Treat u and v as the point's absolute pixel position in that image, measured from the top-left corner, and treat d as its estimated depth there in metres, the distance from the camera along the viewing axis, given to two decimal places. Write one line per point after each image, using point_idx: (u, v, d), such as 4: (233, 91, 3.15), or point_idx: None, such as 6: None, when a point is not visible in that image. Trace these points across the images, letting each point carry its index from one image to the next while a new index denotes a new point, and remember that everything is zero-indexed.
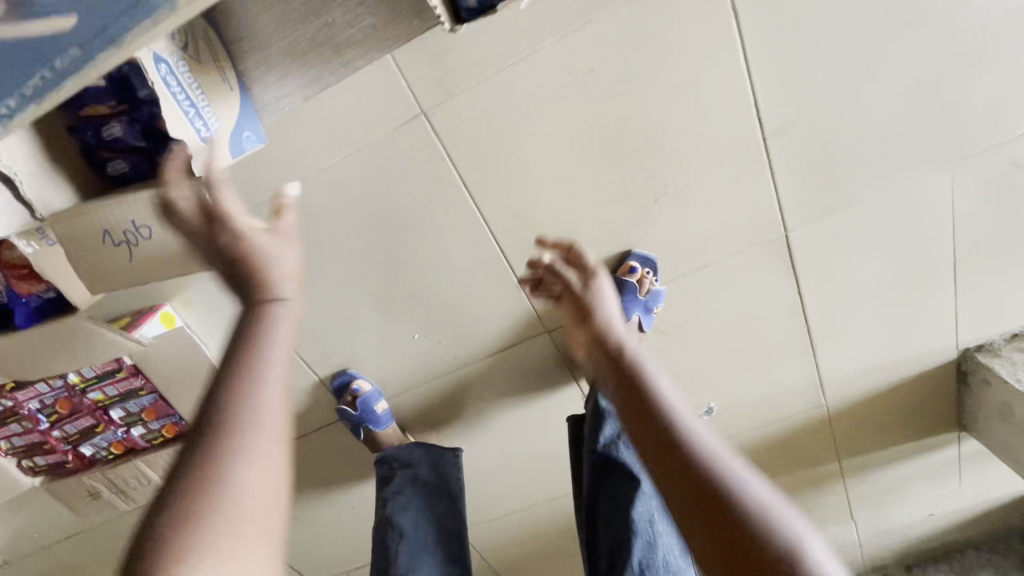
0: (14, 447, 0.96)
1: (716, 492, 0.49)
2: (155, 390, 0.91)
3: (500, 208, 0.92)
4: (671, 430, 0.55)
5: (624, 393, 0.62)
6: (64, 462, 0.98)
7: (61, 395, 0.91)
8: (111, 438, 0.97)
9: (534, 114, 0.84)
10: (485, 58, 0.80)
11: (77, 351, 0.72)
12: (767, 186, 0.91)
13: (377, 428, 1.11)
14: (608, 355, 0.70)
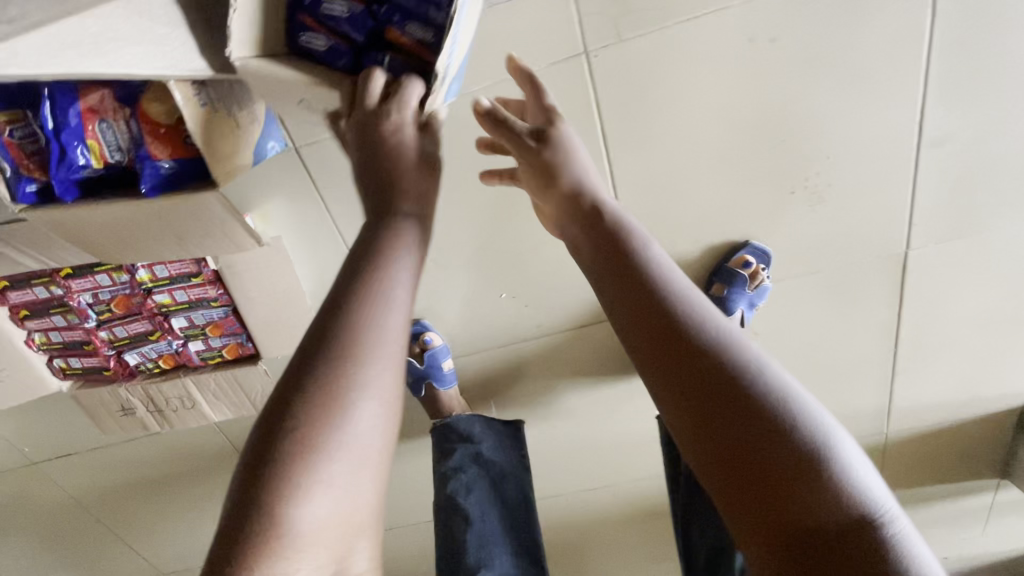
0: (51, 343, 0.86)
1: (727, 382, 0.48)
2: (230, 303, 0.82)
3: (632, 171, 0.87)
4: (672, 315, 0.52)
5: (641, 318, 0.53)
6: (103, 368, 0.88)
7: (120, 292, 0.81)
8: (162, 350, 0.87)
9: (700, 77, 0.80)
10: (667, 6, 0.75)
11: (187, 235, 0.62)
12: (905, 197, 0.89)
13: (441, 385, 1.05)
14: (607, 262, 0.58)
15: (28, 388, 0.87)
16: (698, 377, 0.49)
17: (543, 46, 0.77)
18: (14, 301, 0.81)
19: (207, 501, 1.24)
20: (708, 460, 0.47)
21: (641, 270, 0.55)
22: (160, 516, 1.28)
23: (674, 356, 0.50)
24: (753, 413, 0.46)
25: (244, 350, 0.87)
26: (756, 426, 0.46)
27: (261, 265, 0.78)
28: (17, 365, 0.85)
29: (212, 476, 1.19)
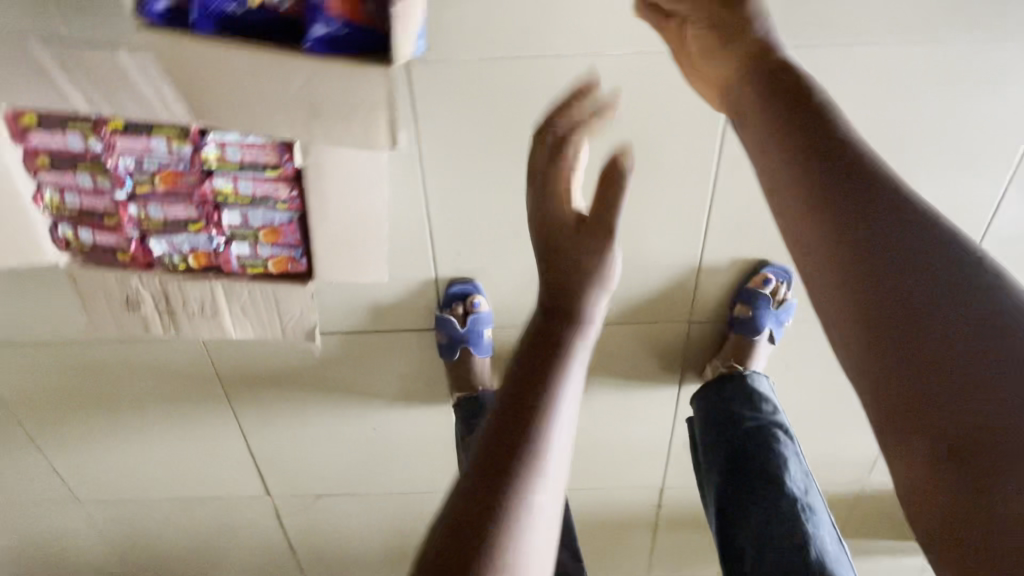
0: (64, 206, 0.72)
1: (932, 275, 0.42)
2: (299, 210, 0.73)
3: (735, 179, 0.86)
4: (876, 192, 0.47)
5: (830, 211, 0.48)
6: (117, 250, 0.76)
7: (173, 166, 0.70)
8: (197, 246, 0.76)
9: (829, 104, 0.80)
10: (823, 25, 0.75)
11: (323, 111, 0.54)
12: None
13: (476, 352, 1.02)
14: (798, 149, 0.51)
15: (20, 253, 0.73)
16: (902, 273, 0.43)
17: None
18: (36, 144, 0.68)
19: (178, 418, 1.14)
20: (893, 374, 0.42)
21: (838, 137, 0.51)
22: (115, 426, 1.15)
23: (869, 254, 0.45)
24: (959, 315, 0.41)
25: (294, 267, 0.78)
26: (955, 322, 0.41)
27: (350, 177, 0.70)
28: (16, 223, 0.71)
29: (194, 392, 1.10)
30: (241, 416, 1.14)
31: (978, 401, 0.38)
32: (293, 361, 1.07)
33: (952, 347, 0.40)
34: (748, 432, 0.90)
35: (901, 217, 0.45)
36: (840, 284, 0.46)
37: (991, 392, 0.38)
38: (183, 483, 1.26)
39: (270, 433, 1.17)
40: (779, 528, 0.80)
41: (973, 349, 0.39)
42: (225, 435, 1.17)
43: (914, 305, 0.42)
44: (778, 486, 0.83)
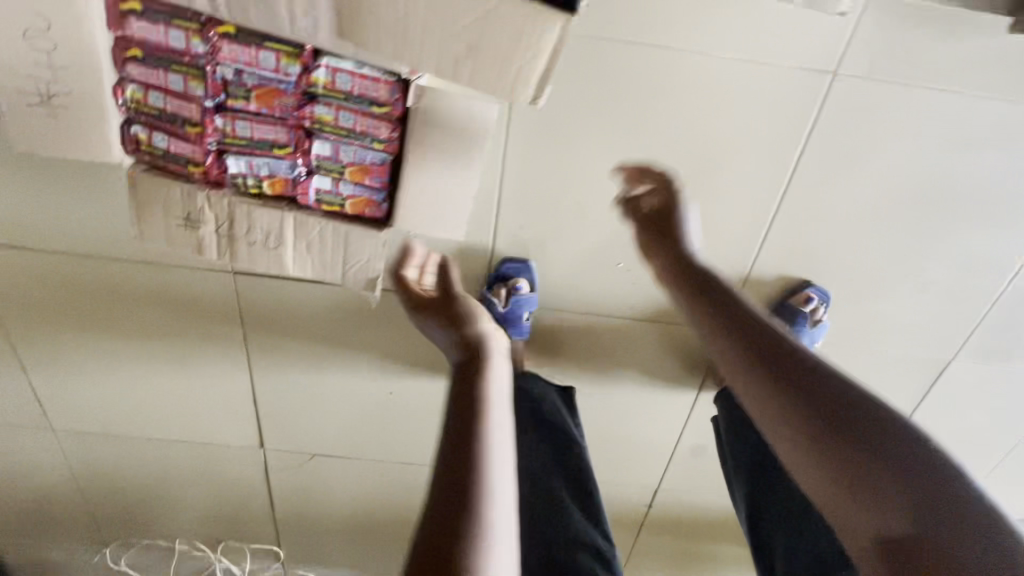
0: (145, 105, 0.68)
1: (844, 433, 0.57)
2: (394, 152, 0.72)
3: (800, 199, 0.90)
4: (787, 377, 0.64)
5: (763, 389, 0.65)
6: (188, 162, 0.71)
7: (275, 84, 0.67)
8: (276, 171, 0.72)
9: (901, 143, 0.85)
10: (917, 68, 0.78)
11: (482, 48, 0.52)
12: (977, 313, 1.01)
13: (513, 334, 1.00)
14: (705, 315, 0.77)
15: (85, 148, 0.68)
16: (804, 405, 0.61)
17: (801, 48, 0.78)
18: (131, 32, 0.64)
19: (185, 355, 1.08)
20: (842, 504, 0.56)
21: (754, 339, 0.70)
22: (112, 356, 1.08)
23: (804, 414, 0.61)
24: (869, 458, 0.55)
25: (372, 211, 0.76)
26: (872, 467, 0.54)
27: (453, 127, 0.69)
28: (88, 112, 0.66)
29: (210, 329, 1.05)
30: (254, 362, 1.10)
31: (881, 486, 0.53)
32: (324, 312, 1.04)
33: (844, 454, 0.56)
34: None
35: (803, 377, 0.63)
36: (763, 402, 0.65)
37: (882, 484, 0.53)
38: (172, 425, 1.19)
39: (280, 383, 1.13)
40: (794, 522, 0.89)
41: (885, 486, 0.53)
42: (231, 379, 1.12)
43: (814, 426, 0.59)
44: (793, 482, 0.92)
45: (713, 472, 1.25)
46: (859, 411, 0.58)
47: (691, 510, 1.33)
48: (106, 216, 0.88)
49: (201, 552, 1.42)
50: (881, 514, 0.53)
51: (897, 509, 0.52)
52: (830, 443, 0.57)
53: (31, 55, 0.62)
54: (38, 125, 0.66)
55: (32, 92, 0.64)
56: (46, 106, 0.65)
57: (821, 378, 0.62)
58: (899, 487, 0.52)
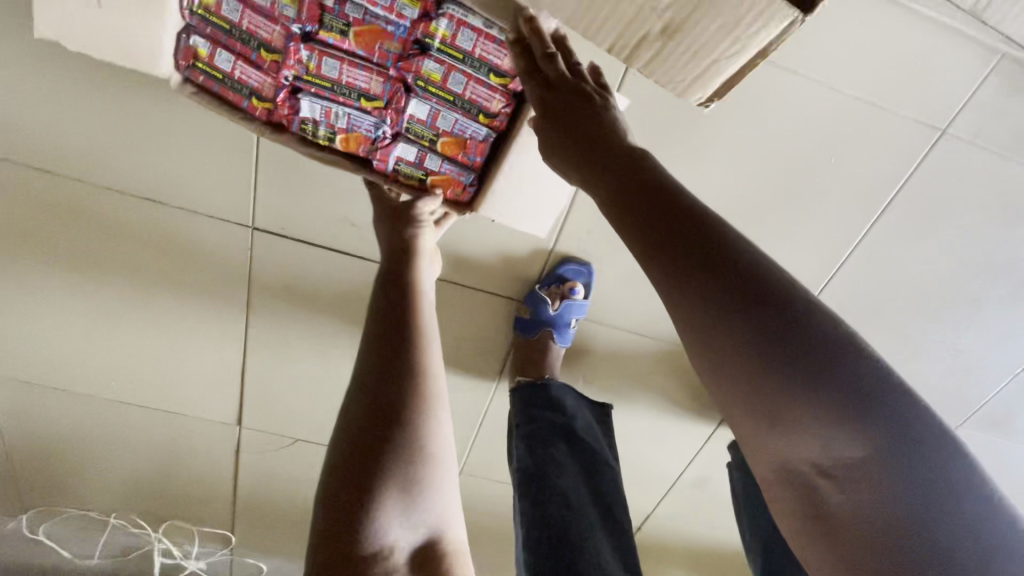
0: (215, 14, 0.62)
1: (782, 349, 0.40)
2: (496, 129, 0.72)
3: (867, 249, 0.89)
4: (719, 268, 0.43)
5: (683, 291, 0.43)
6: (255, 91, 0.66)
7: (382, 24, 0.64)
8: (359, 124, 0.70)
9: (982, 214, 0.84)
10: (1021, 141, 0.78)
11: (673, 44, 0.48)
12: (991, 384, 1.04)
13: (557, 339, 0.93)
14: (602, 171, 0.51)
15: (125, 51, 0.62)
16: (738, 317, 0.41)
17: (920, 101, 0.75)
18: None
19: (170, 309, 0.94)
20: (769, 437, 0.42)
21: (665, 204, 0.46)
22: (82, 296, 0.92)
23: (746, 338, 0.41)
24: (804, 388, 0.39)
25: (453, 185, 0.77)
26: (805, 398, 0.40)
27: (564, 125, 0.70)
28: (135, 9, 0.59)
29: (208, 284, 0.92)
30: (250, 330, 0.97)
31: (807, 427, 0.40)
32: (345, 287, 0.92)
33: (776, 374, 0.40)
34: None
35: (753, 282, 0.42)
36: (675, 298, 0.44)
37: (807, 415, 0.40)
38: (134, 386, 1.04)
39: (275, 357, 1.00)
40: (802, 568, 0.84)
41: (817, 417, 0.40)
42: (218, 344, 0.99)
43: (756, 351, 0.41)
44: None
45: (709, 506, 1.23)
46: (802, 328, 0.40)
47: (674, 539, 1.31)
48: (121, 134, 0.76)
49: (137, 530, 1.25)
50: (810, 445, 0.41)
51: (818, 438, 0.40)
52: (765, 370, 0.40)
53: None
54: (74, 9, 0.58)
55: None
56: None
57: (759, 283, 0.42)
58: (832, 420, 0.39)
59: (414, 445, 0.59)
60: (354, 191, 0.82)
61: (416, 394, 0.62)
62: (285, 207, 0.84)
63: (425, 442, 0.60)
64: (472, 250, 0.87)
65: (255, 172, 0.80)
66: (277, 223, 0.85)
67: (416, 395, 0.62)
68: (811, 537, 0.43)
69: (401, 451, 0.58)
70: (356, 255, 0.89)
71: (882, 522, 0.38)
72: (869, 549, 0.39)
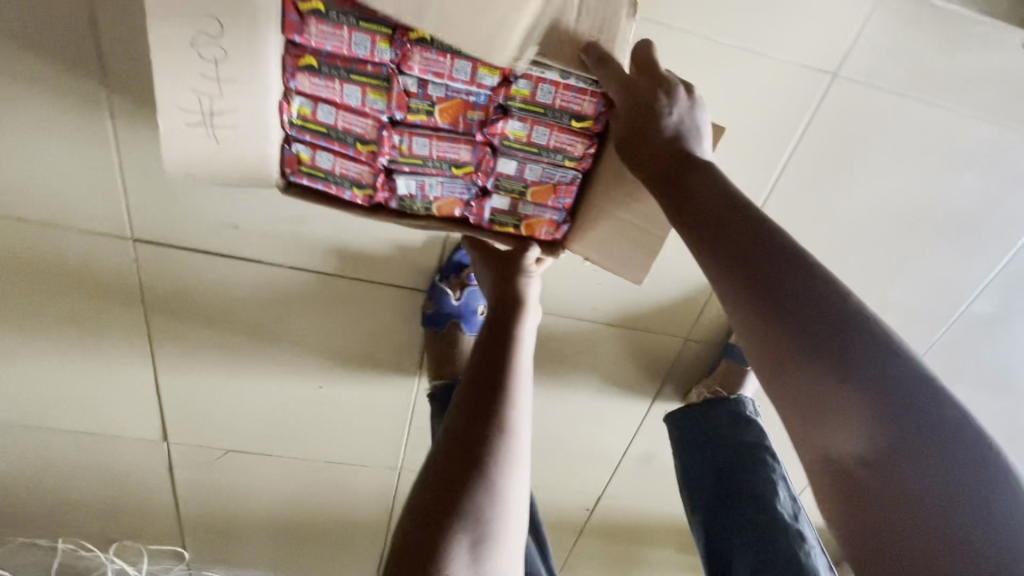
0: (311, 121, 0.67)
1: (833, 357, 0.47)
2: (584, 168, 0.74)
3: (779, 210, 0.85)
4: (777, 287, 0.50)
5: (741, 297, 0.52)
6: (365, 178, 0.72)
7: (464, 96, 0.67)
8: (455, 191, 0.74)
9: (891, 159, 0.81)
10: (917, 78, 0.74)
11: None
12: (930, 336, 1.01)
13: (467, 329, 0.89)
14: (675, 206, 0.59)
15: (243, 170, 0.68)
16: (791, 323, 0.49)
17: (804, 44, 0.71)
18: (303, 39, 0.61)
19: (69, 332, 0.91)
20: (811, 423, 0.49)
21: (735, 236, 0.54)
22: None
23: (798, 339, 0.49)
24: (848, 385, 0.47)
25: (544, 228, 0.80)
26: (845, 391, 0.47)
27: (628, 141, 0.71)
28: (252, 128, 0.65)
29: (101, 305, 0.89)
30: (156, 344, 0.94)
31: (847, 415, 0.47)
32: (245, 293, 0.90)
33: (822, 368, 0.48)
34: (735, 455, 0.86)
35: (810, 296, 0.49)
36: (743, 309, 0.52)
37: (850, 407, 0.47)
38: (50, 413, 1.01)
39: (189, 371, 0.98)
40: (766, 551, 0.74)
41: (858, 411, 0.47)
42: (127, 364, 0.96)
43: (807, 364, 0.48)
44: (767, 515, 0.77)
45: (658, 481, 1.21)
46: (848, 334, 0.48)
47: (632, 518, 1.29)
48: None
49: (86, 553, 1.23)
50: (848, 432, 0.47)
51: (857, 428, 0.47)
52: (812, 366, 0.48)
53: (197, 70, 0.60)
54: (196, 144, 0.65)
55: (193, 110, 0.62)
56: (206, 125, 0.64)
57: (811, 294, 0.49)
58: (870, 412, 0.46)
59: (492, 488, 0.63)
60: (230, 193, 0.79)
61: (500, 447, 0.66)
62: (163, 216, 0.81)
63: (501, 498, 0.63)
64: (365, 241, 0.85)
65: (122, 181, 0.77)
66: (158, 234, 0.82)
67: (499, 452, 0.66)
68: (848, 518, 0.48)
69: (477, 494, 0.62)
70: (248, 259, 0.86)
71: (913, 505, 0.45)
72: (894, 519, 0.45)
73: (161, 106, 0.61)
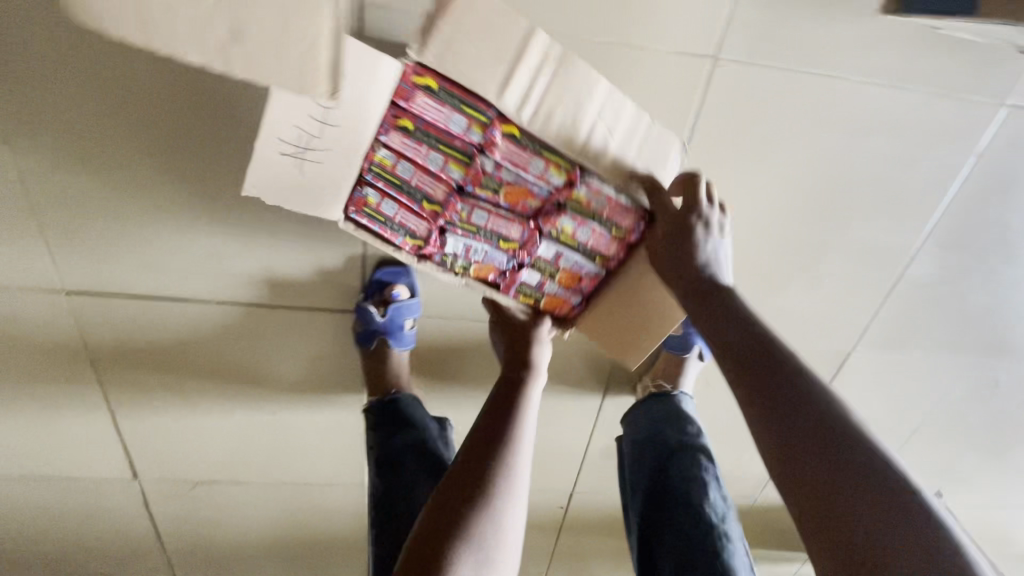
0: (389, 172, 0.69)
1: (838, 459, 0.56)
2: (609, 267, 0.81)
3: None
4: (794, 398, 0.60)
5: (760, 399, 0.61)
6: (418, 233, 0.75)
7: (530, 185, 0.71)
8: (494, 259, 0.79)
9: (792, 135, 0.80)
10: (798, 52, 0.74)
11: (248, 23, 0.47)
12: (872, 304, 0.99)
13: (396, 345, 0.92)
14: (702, 320, 0.68)
15: (311, 198, 0.69)
16: (800, 423, 0.59)
17: (678, 33, 0.71)
18: (410, 104, 0.63)
19: (22, 389, 0.95)
20: (815, 509, 0.56)
21: (757, 355, 0.63)
22: None
23: (805, 438, 0.58)
24: (849, 483, 0.55)
25: (560, 305, 0.87)
26: (847, 487, 0.55)
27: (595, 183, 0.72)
28: (335, 168, 0.67)
29: (49, 357, 0.92)
30: (108, 390, 0.98)
31: (847, 509, 0.54)
32: (183, 331, 0.93)
33: (826, 466, 0.56)
34: (670, 455, 0.89)
35: (817, 406, 0.59)
36: (761, 405, 0.61)
37: (848, 499, 0.55)
38: (18, 466, 1.04)
39: (145, 411, 1.01)
40: (692, 556, 0.78)
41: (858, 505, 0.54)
42: (86, 410, 0.99)
43: (814, 460, 0.57)
44: (696, 518, 0.81)
45: None
46: (845, 439, 0.57)
47: (607, 509, 1.30)
48: None
49: None
50: (846, 521, 0.54)
51: (855, 521, 0.54)
52: (817, 463, 0.57)
53: (306, 110, 0.61)
54: (281, 173, 0.65)
55: (291, 142, 0.64)
56: (297, 157, 0.65)
57: (815, 408, 0.59)
58: (866, 507, 0.54)
59: (491, 520, 0.65)
60: (150, 236, 0.82)
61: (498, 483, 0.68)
62: (89, 268, 0.84)
63: (498, 529, 0.65)
64: (288, 269, 0.88)
65: (44, 238, 0.80)
66: (87, 285, 0.85)
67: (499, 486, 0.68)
68: None
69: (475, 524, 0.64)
70: (181, 297, 0.89)
71: None
72: None
73: (263, 133, 0.62)
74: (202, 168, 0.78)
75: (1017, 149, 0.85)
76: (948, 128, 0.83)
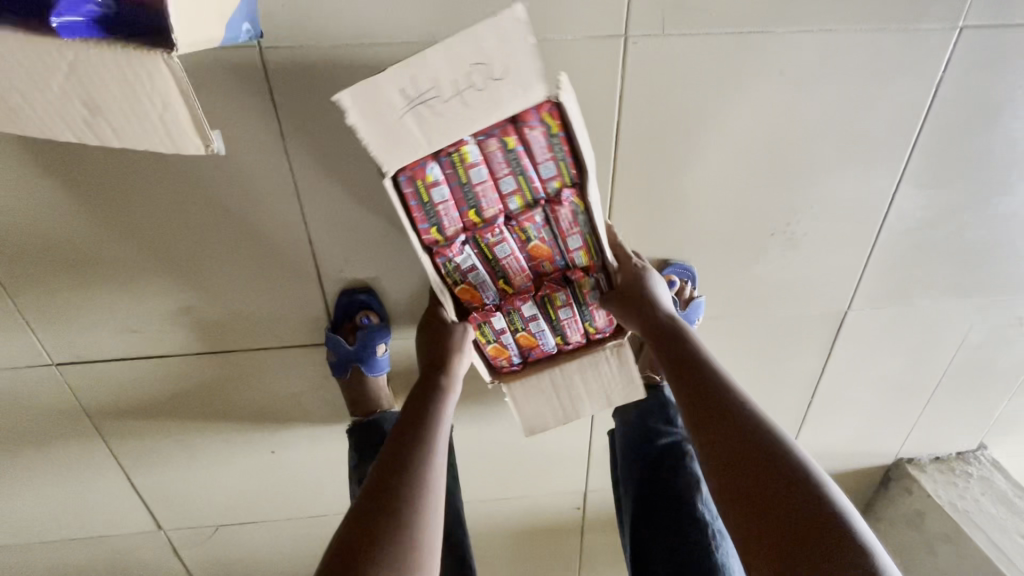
0: (464, 166, 0.66)
1: (755, 452, 0.61)
2: (563, 348, 0.83)
3: (636, 178, 0.82)
4: (721, 402, 0.66)
5: (694, 405, 0.67)
6: (449, 226, 0.69)
7: (555, 250, 0.74)
8: (484, 286, 0.76)
9: (726, 98, 0.77)
10: (711, 12, 0.71)
11: (93, 104, 0.50)
12: (859, 256, 0.94)
13: (371, 371, 0.93)
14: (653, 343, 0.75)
15: (392, 136, 0.60)
16: (725, 423, 0.64)
17: (582, 16, 0.70)
18: (524, 132, 0.65)
19: (40, 458, 1.01)
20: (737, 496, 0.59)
21: (692, 368, 0.70)
22: None
23: (729, 435, 0.63)
24: (763, 471, 0.59)
25: (498, 358, 0.83)
26: (763, 474, 0.59)
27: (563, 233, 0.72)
28: (430, 133, 0.61)
29: (57, 427, 0.97)
30: (116, 449, 1.03)
31: (763, 493, 0.58)
32: (172, 385, 0.96)
33: (746, 457, 0.61)
34: (662, 450, 0.86)
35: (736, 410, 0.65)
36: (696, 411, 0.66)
37: (763, 484, 0.59)
38: (52, 530, 1.11)
39: (155, 465, 1.06)
40: (686, 556, 0.76)
41: (772, 490, 0.58)
42: (101, 471, 1.05)
43: (737, 454, 0.61)
44: (689, 516, 0.79)
45: None
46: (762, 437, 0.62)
47: None
48: None
49: None
50: (762, 503, 0.58)
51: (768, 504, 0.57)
52: (739, 455, 0.61)
53: (456, 72, 0.58)
54: (382, 108, 0.58)
55: (414, 89, 0.58)
56: (410, 104, 0.58)
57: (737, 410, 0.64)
58: (777, 490, 0.58)
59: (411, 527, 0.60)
60: (122, 300, 0.86)
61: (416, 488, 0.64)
62: (73, 339, 0.89)
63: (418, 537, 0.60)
64: (256, 313, 0.90)
65: (28, 316, 0.86)
66: (76, 356, 0.90)
67: (416, 492, 0.63)
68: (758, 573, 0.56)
69: (391, 532, 0.59)
70: (160, 354, 0.92)
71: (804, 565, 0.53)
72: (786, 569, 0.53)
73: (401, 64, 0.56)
74: (154, 231, 0.81)
75: (982, 70, 0.79)
76: (897, 62, 0.77)
